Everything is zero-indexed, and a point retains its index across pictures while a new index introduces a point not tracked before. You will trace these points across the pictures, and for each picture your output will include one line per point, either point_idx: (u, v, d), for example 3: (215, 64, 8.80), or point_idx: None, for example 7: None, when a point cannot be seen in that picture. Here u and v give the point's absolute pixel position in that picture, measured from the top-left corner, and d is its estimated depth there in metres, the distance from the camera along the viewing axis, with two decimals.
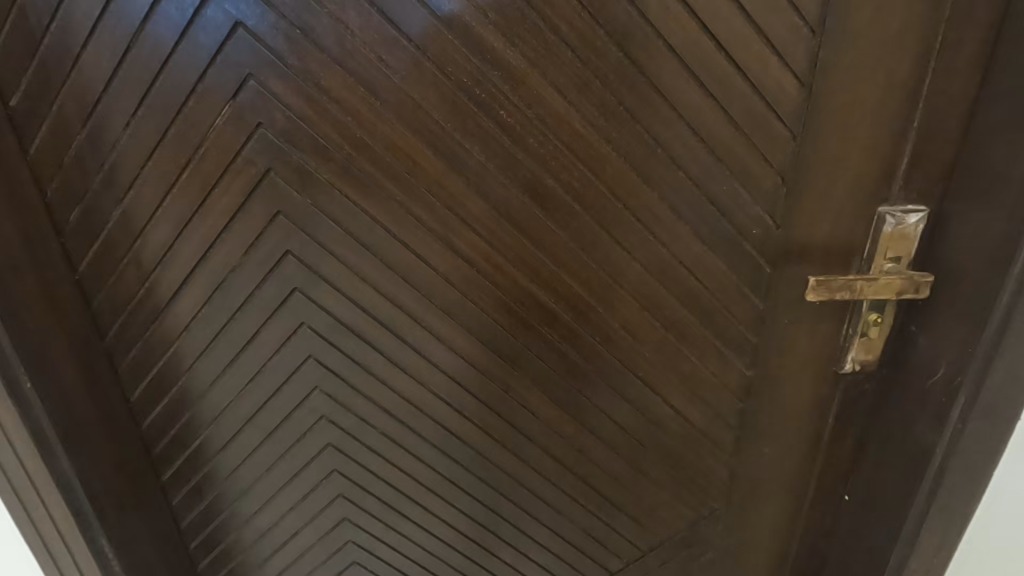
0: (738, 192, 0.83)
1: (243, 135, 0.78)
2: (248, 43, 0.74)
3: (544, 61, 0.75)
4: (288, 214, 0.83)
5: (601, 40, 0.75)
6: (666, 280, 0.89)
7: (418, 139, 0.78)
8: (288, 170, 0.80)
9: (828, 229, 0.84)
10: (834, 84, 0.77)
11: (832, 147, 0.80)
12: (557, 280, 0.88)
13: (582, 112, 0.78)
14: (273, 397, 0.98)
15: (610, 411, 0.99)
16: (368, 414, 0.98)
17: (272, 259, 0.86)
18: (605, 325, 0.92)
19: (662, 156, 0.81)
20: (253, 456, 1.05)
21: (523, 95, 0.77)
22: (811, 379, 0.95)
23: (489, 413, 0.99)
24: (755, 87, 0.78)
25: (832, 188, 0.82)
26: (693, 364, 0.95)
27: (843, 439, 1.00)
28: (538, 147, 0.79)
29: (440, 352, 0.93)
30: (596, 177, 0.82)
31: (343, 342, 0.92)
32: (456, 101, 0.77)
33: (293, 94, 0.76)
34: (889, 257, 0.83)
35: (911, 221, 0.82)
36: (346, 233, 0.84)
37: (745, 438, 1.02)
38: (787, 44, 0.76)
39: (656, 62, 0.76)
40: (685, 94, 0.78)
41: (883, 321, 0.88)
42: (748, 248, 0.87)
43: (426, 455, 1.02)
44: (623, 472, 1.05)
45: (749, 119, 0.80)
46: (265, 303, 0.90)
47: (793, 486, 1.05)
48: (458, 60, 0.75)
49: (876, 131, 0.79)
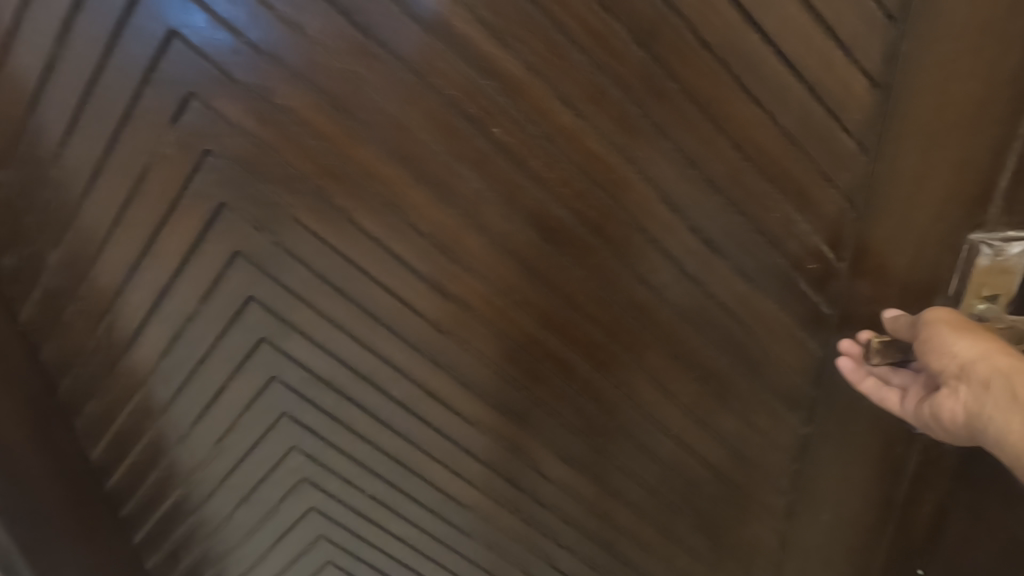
0: (791, 217, 0.68)
1: (190, 165, 0.66)
2: (188, 55, 0.61)
3: (549, 67, 0.61)
4: (249, 256, 0.70)
5: (619, 38, 0.60)
6: (702, 325, 0.74)
7: (398, 166, 0.65)
8: (246, 205, 0.67)
9: (907, 262, 0.68)
10: (917, 83, 0.61)
11: (914, 161, 0.64)
12: (571, 327, 0.74)
13: (596, 128, 0.64)
14: (247, 458, 0.86)
15: (636, 473, 0.85)
16: (356, 477, 0.85)
17: (234, 307, 0.73)
18: (629, 375, 0.77)
19: (696, 178, 0.66)
20: (231, 519, 0.93)
21: (525, 108, 0.62)
22: (873, 436, 0.78)
23: (494, 477, 0.85)
24: (814, 90, 0.63)
25: (912, 212, 0.66)
26: (735, 420, 0.81)
27: (920, 506, 0.82)
28: (545, 172, 0.65)
29: (435, 410, 0.79)
30: (616, 205, 0.67)
31: (322, 398, 0.79)
32: (444, 118, 0.63)
33: (246, 115, 0.63)
34: (982, 296, 0.66)
35: (1014, 252, 0.64)
36: (318, 275, 0.71)
37: (798, 502, 0.86)
38: (857, 34, 0.60)
39: (689, 64, 0.61)
40: (726, 103, 0.63)
41: None
42: (801, 286, 0.72)
43: (423, 521, 0.89)
44: (654, 540, 0.90)
45: (806, 130, 0.64)
46: (230, 355, 0.77)
47: (855, 557, 0.88)
48: (443, 68, 0.61)
49: (969, 140, 0.62)
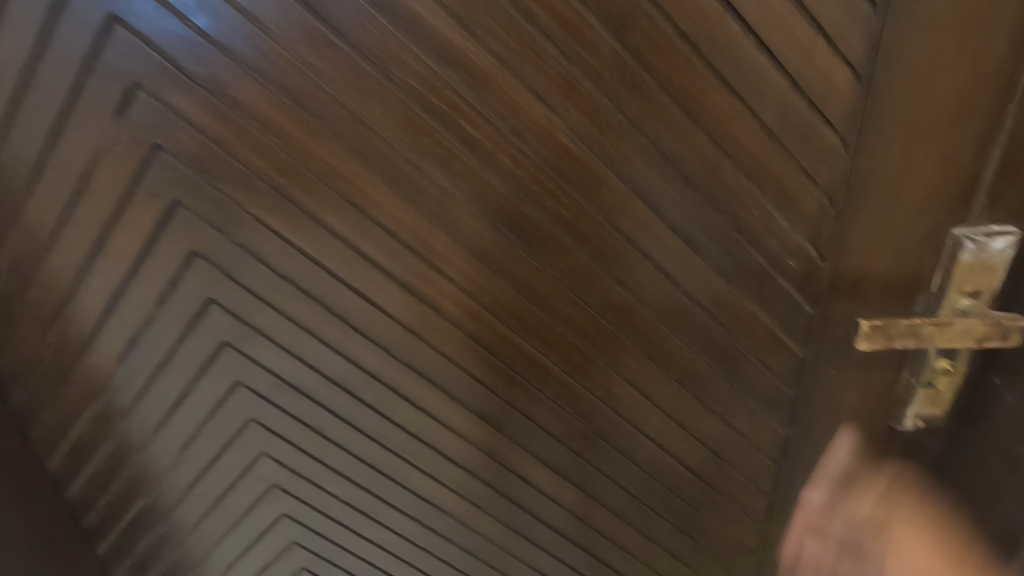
0: (770, 215, 0.67)
1: (141, 161, 0.62)
2: (134, 45, 0.57)
3: (518, 59, 0.58)
4: (207, 257, 0.67)
5: (590, 27, 0.57)
6: (681, 325, 0.72)
7: (361, 163, 0.62)
8: (202, 203, 0.64)
9: (885, 263, 0.64)
10: (895, 76, 0.57)
11: (895, 158, 0.59)
12: (546, 329, 0.72)
13: (568, 122, 0.61)
14: (214, 465, 0.83)
15: (616, 476, 0.83)
16: (329, 483, 0.82)
17: (193, 310, 0.70)
18: (607, 377, 0.75)
19: (673, 174, 0.64)
20: (201, 527, 0.90)
21: (493, 102, 0.60)
22: None
23: (472, 482, 0.83)
24: (793, 83, 0.61)
25: (893, 213, 0.62)
26: (715, 421, 0.79)
27: None
28: (516, 168, 0.63)
29: (408, 414, 0.77)
30: (590, 203, 0.65)
31: (290, 403, 0.76)
32: (409, 111, 0.60)
33: (199, 109, 0.59)
34: (967, 292, 0.60)
35: (997, 246, 0.58)
36: (281, 277, 0.68)
37: (779, 504, 0.85)
38: (837, 24, 0.58)
39: (663, 55, 0.59)
40: (703, 96, 0.61)
41: (955, 372, 0.63)
42: (783, 284, 0.71)
43: (399, 526, 0.86)
44: (635, 542, 0.89)
45: (785, 125, 0.62)
46: (192, 360, 0.74)
47: None
48: (406, 59, 0.58)
49: (955, 134, 0.57)
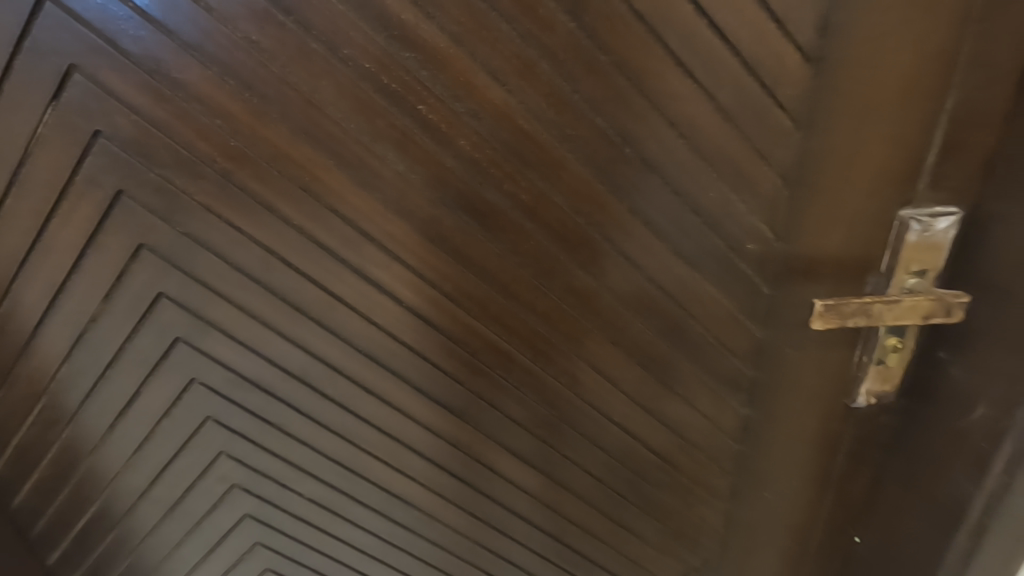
0: (727, 198, 0.67)
1: (77, 148, 0.59)
2: (63, 21, 0.54)
3: (473, 39, 0.57)
4: (154, 249, 0.64)
5: (546, 7, 0.57)
6: (643, 309, 0.73)
7: (313, 147, 0.60)
8: (145, 192, 0.61)
9: (840, 239, 0.68)
10: (846, 58, 0.60)
11: (847, 138, 0.63)
12: (509, 316, 0.71)
13: (526, 104, 0.60)
14: (169, 466, 0.79)
15: (582, 462, 0.83)
16: (292, 480, 0.80)
17: (140, 304, 0.67)
18: (571, 364, 0.75)
19: (632, 157, 0.64)
20: (157, 531, 0.86)
21: (450, 84, 0.58)
22: (816, 414, 0.78)
23: (438, 473, 0.82)
24: (746, 65, 0.61)
25: (846, 188, 0.65)
26: (679, 403, 0.80)
27: (855, 480, 0.84)
28: (474, 152, 0.62)
29: (370, 407, 0.75)
30: (550, 187, 0.64)
31: (248, 399, 0.74)
32: (362, 94, 0.58)
33: (136, 91, 0.56)
34: (913, 271, 0.67)
35: (940, 227, 0.65)
36: (233, 268, 0.65)
37: (743, 483, 0.88)
38: (788, 6, 0.59)
39: (619, 36, 0.59)
40: (659, 78, 0.61)
41: (903, 347, 0.71)
42: (740, 266, 0.72)
43: (366, 521, 0.85)
44: (602, 528, 0.89)
45: (739, 107, 0.63)
46: (142, 358, 0.71)
47: (796, 533, 0.89)
48: (357, 38, 0.56)
49: (900, 118, 0.62)
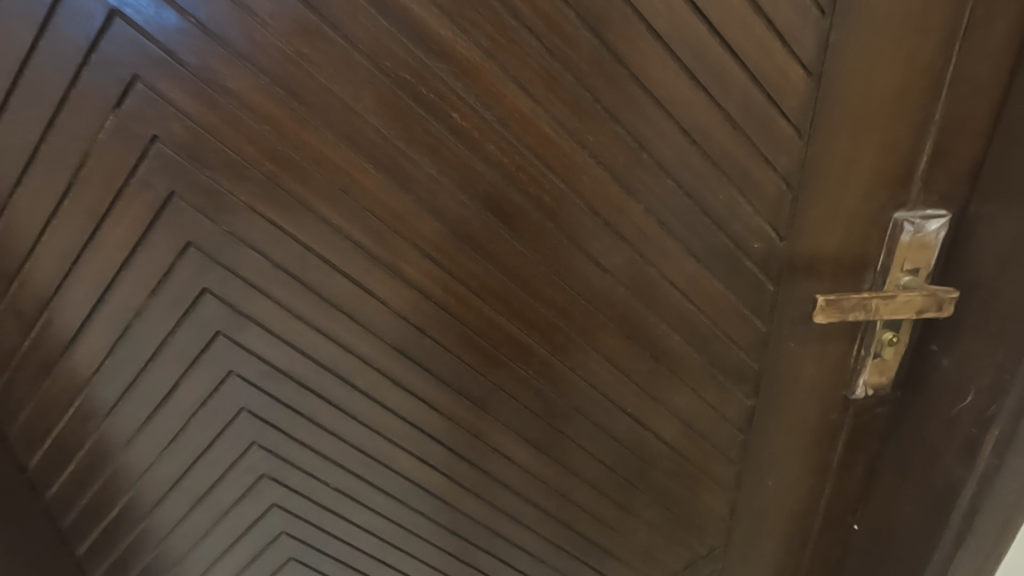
0: (734, 200, 0.72)
1: (134, 152, 0.63)
2: (129, 35, 0.59)
3: (502, 52, 0.62)
4: (200, 246, 0.68)
5: (570, 24, 0.62)
6: (655, 305, 0.77)
7: (352, 151, 0.64)
8: (194, 193, 0.65)
9: (840, 241, 0.73)
10: (844, 71, 0.66)
11: (844, 146, 0.69)
12: (530, 310, 0.75)
13: (550, 113, 0.65)
14: (199, 459, 0.82)
15: (595, 451, 0.87)
16: (318, 470, 0.84)
17: (184, 299, 0.71)
18: (587, 357, 0.80)
19: (647, 162, 0.69)
20: (182, 525, 0.87)
21: (481, 93, 0.63)
22: (819, 404, 0.84)
23: (457, 461, 0.86)
24: (753, 78, 0.66)
25: (844, 192, 0.71)
26: (688, 395, 0.85)
27: (852, 468, 0.89)
28: (501, 156, 0.66)
29: (396, 399, 0.80)
30: (570, 189, 0.69)
31: (282, 390, 0.77)
32: (400, 102, 0.63)
33: (191, 99, 0.61)
34: (906, 269, 0.73)
35: (931, 228, 0.71)
36: (273, 265, 0.69)
37: (746, 473, 0.91)
38: (792, 25, 0.64)
39: (636, 50, 0.64)
40: (673, 89, 0.66)
41: (898, 341, 0.77)
42: (745, 264, 0.76)
43: (386, 509, 0.88)
44: (612, 515, 0.93)
45: (746, 116, 0.68)
46: (182, 351, 0.74)
47: (800, 519, 0.94)
48: (397, 52, 0.61)
49: (893, 127, 0.68)
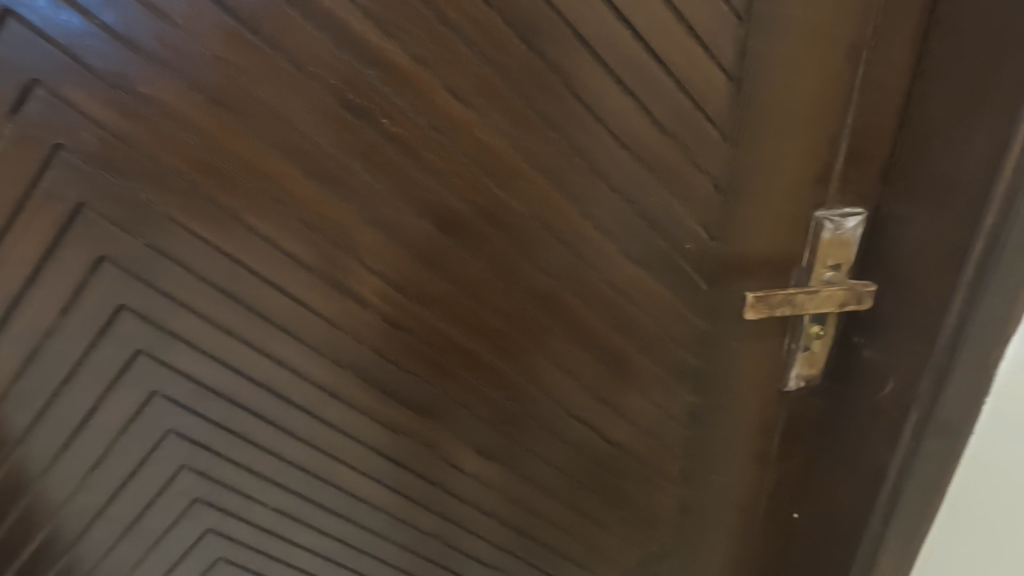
0: (668, 202, 0.74)
1: (37, 161, 0.59)
2: (26, 37, 0.55)
3: (433, 58, 0.62)
4: (117, 260, 0.64)
5: (501, 31, 0.62)
6: (597, 307, 0.78)
7: (282, 159, 0.62)
8: (109, 204, 0.61)
9: (769, 240, 0.77)
10: (762, 78, 0.69)
11: (767, 149, 0.72)
12: (474, 317, 0.75)
13: (484, 118, 0.65)
14: (122, 488, 0.76)
15: (545, 455, 0.87)
16: (256, 491, 0.80)
17: (101, 318, 0.66)
18: (533, 361, 0.80)
19: (583, 166, 0.70)
20: (107, 560, 0.81)
21: (413, 99, 0.63)
22: (757, 397, 0.87)
23: (405, 473, 0.84)
24: (679, 84, 0.68)
25: (770, 193, 0.74)
26: (633, 395, 0.86)
27: (792, 458, 0.93)
28: (437, 163, 0.66)
29: (336, 412, 0.77)
30: (509, 195, 0.69)
31: (212, 410, 0.74)
32: (329, 108, 0.61)
33: (101, 105, 0.58)
34: (830, 265, 0.77)
35: (849, 226, 0.75)
36: (199, 279, 0.66)
37: (693, 468, 0.93)
38: (713, 33, 0.67)
39: (567, 57, 0.64)
40: (604, 95, 0.67)
41: (825, 334, 0.82)
42: (682, 265, 0.78)
43: (331, 528, 0.85)
44: (565, 518, 0.94)
45: (675, 121, 0.70)
46: (100, 373, 0.69)
47: (745, 510, 0.97)
48: (325, 57, 0.59)
49: (811, 130, 0.72)
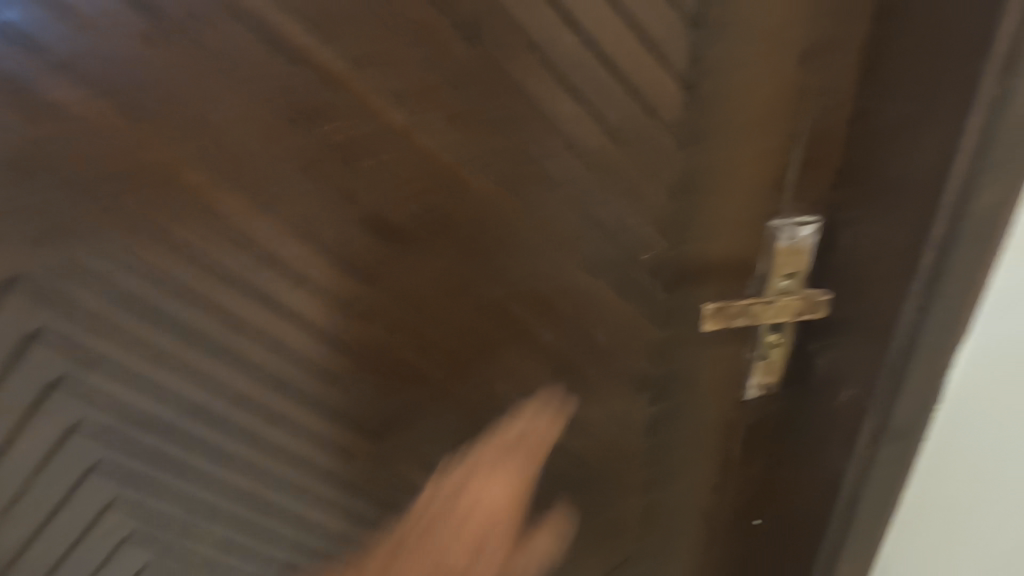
0: (623, 211, 0.72)
1: None
2: None
3: (372, 61, 0.58)
4: (28, 282, 0.58)
5: (444, 33, 0.59)
6: (554, 319, 0.76)
7: (211, 169, 0.58)
8: (13, 219, 0.56)
9: (724, 248, 0.76)
10: (714, 85, 0.68)
11: (720, 157, 0.72)
12: (425, 331, 0.72)
13: (429, 125, 0.62)
14: (42, 529, 0.70)
15: (504, 470, 0.85)
16: (196, 523, 0.75)
17: (10, 346, 0.60)
18: (488, 376, 0.77)
19: (534, 175, 0.67)
20: None
21: (352, 105, 0.59)
22: (715, 404, 0.87)
23: (357, 496, 0.80)
24: (632, 91, 0.67)
25: (724, 201, 0.74)
26: (592, 406, 0.85)
27: (751, 465, 0.92)
28: (381, 172, 0.62)
29: (280, 436, 0.73)
30: (458, 205, 0.66)
31: (143, 440, 0.68)
32: (260, 114, 0.57)
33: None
34: (785, 274, 0.77)
35: (803, 235, 0.75)
36: (123, 299, 0.61)
37: (654, 477, 0.93)
38: (665, 39, 0.65)
39: (515, 61, 0.62)
40: (555, 101, 0.65)
41: (782, 342, 0.81)
42: (639, 275, 0.77)
43: (281, 556, 0.81)
44: (525, 533, 0.92)
45: (629, 128, 0.68)
46: (10, 406, 0.63)
47: (706, 517, 0.97)
48: (253, 59, 0.55)
49: (763, 139, 0.71)
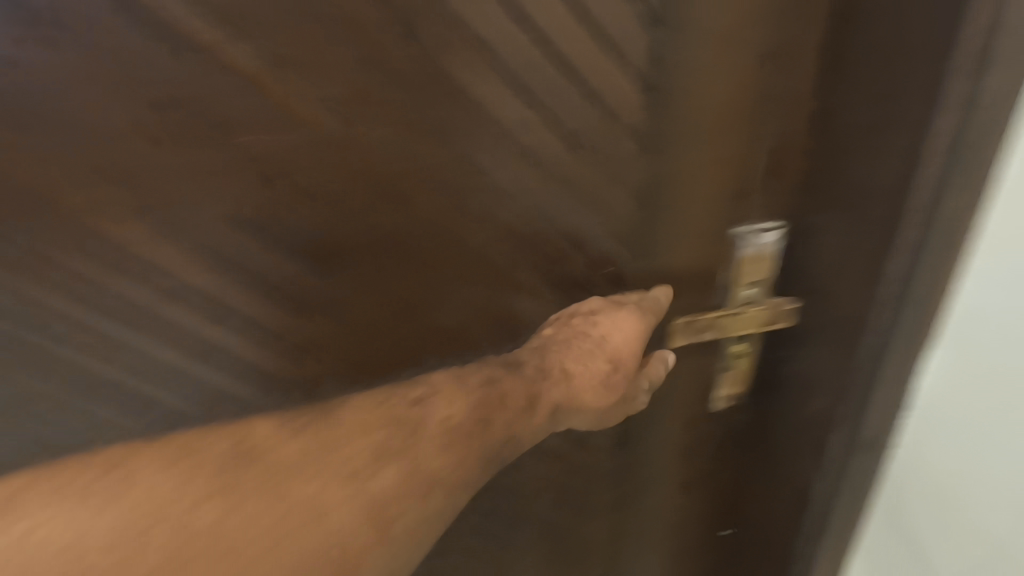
0: (579, 216, 0.72)
1: None
2: None
3: (311, 67, 0.57)
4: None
5: (386, 37, 0.57)
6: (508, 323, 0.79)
7: (157, 195, 0.60)
8: None
9: (686, 256, 0.75)
10: (673, 87, 0.65)
11: (681, 162, 0.69)
12: (382, 337, 0.77)
13: (373, 135, 0.62)
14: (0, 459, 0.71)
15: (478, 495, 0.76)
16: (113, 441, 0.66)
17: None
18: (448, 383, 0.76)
19: (486, 183, 0.67)
20: None
21: (292, 120, 0.59)
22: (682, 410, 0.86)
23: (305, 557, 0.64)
24: (587, 94, 0.64)
25: (686, 208, 0.72)
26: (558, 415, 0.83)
27: (722, 474, 0.90)
28: (325, 190, 0.64)
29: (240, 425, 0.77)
30: (408, 218, 0.69)
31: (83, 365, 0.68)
32: (198, 141, 0.58)
33: None
34: (749, 283, 0.73)
35: (767, 241, 0.70)
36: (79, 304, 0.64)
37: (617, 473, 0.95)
38: (622, 38, 0.62)
39: (462, 65, 0.60)
40: (504, 105, 0.63)
41: (749, 353, 0.78)
42: (596, 283, 0.78)
43: None
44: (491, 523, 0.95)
45: (584, 132, 0.66)
46: None
47: (676, 520, 0.97)
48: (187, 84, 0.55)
49: (726, 143, 0.67)
